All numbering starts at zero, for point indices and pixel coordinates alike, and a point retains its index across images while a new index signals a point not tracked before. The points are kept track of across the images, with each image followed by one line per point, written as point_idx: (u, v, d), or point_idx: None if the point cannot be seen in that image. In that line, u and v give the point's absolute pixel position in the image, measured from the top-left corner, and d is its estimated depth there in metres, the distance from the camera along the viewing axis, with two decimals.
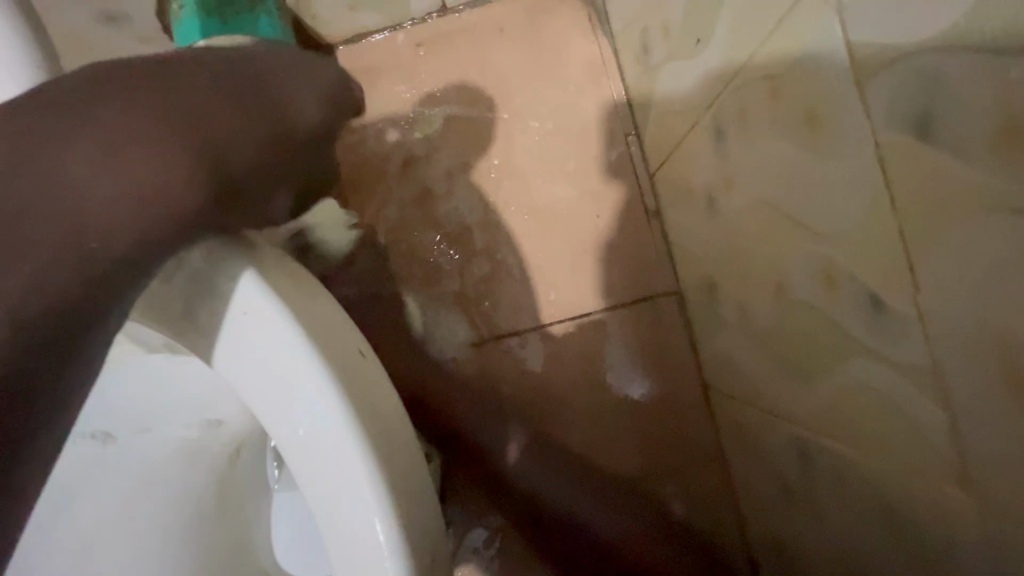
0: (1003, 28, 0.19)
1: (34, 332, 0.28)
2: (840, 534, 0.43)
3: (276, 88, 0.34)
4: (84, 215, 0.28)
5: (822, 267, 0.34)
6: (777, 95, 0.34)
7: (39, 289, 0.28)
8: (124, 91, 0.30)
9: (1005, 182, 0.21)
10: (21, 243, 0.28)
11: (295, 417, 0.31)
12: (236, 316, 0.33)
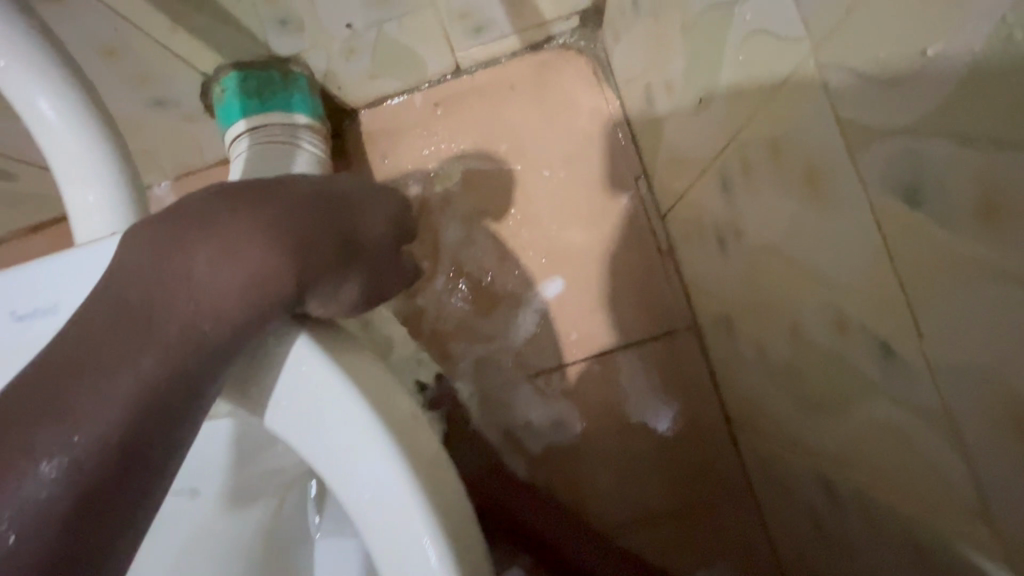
0: (974, 122, 0.22)
1: (160, 404, 0.31)
2: (874, 568, 0.43)
3: (358, 205, 0.36)
4: (201, 302, 0.32)
5: (831, 311, 0.36)
6: (779, 156, 0.37)
7: (169, 366, 0.31)
8: (239, 200, 0.34)
9: (989, 249, 0.23)
10: (149, 324, 0.31)
11: (355, 475, 0.33)
12: (298, 381, 0.35)
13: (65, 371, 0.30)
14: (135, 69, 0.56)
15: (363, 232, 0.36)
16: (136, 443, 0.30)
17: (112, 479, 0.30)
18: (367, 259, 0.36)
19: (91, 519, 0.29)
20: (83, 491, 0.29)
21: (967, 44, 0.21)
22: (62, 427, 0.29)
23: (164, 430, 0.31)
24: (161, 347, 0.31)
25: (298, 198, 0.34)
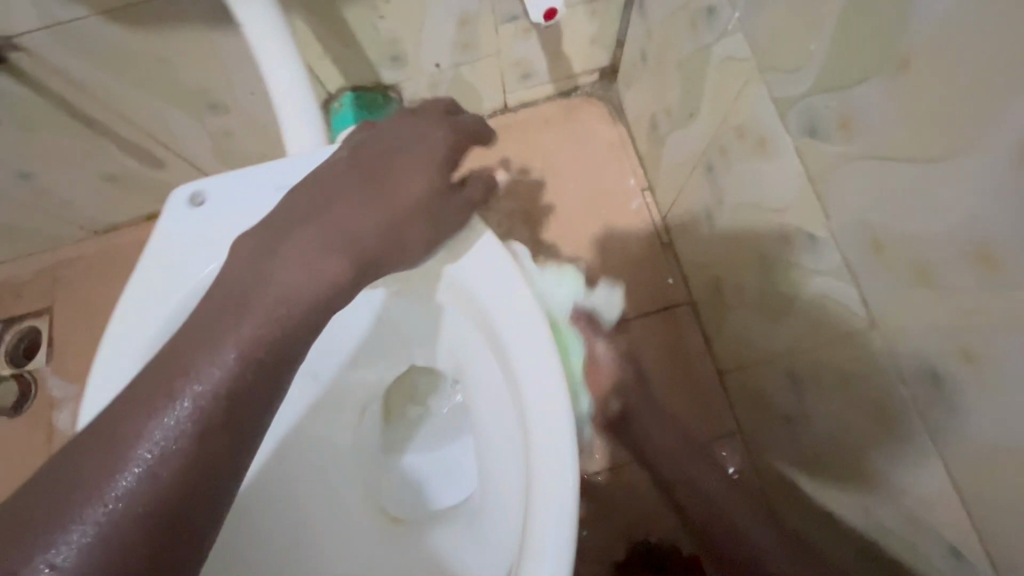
0: (829, 78, 0.42)
1: (259, 361, 0.40)
2: (828, 434, 0.57)
3: (395, 173, 0.48)
4: (289, 282, 0.43)
5: (782, 229, 0.55)
6: (743, 135, 0.58)
7: (264, 331, 0.41)
8: (312, 201, 0.46)
9: (846, 147, 0.42)
10: (253, 304, 0.41)
11: (517, 325, 0.51)
12: (485, 263, 0.54)
13: (134, 406, 0.37)
14: None
15: (405, 189, 0.48)
16: (241, 390, 0.39)
17: (223, 419, 0.38)
18: (419, 209, 0.48)
19: (213, 449, 0.38)
20: (180, 478, 0.36)
21: (820, 39, 0.41)
22: (146, 442, 0.36)
23: (237, 416, 0.39)
24: (260, 315, 0.41)
25: (354, 188, 0.47)
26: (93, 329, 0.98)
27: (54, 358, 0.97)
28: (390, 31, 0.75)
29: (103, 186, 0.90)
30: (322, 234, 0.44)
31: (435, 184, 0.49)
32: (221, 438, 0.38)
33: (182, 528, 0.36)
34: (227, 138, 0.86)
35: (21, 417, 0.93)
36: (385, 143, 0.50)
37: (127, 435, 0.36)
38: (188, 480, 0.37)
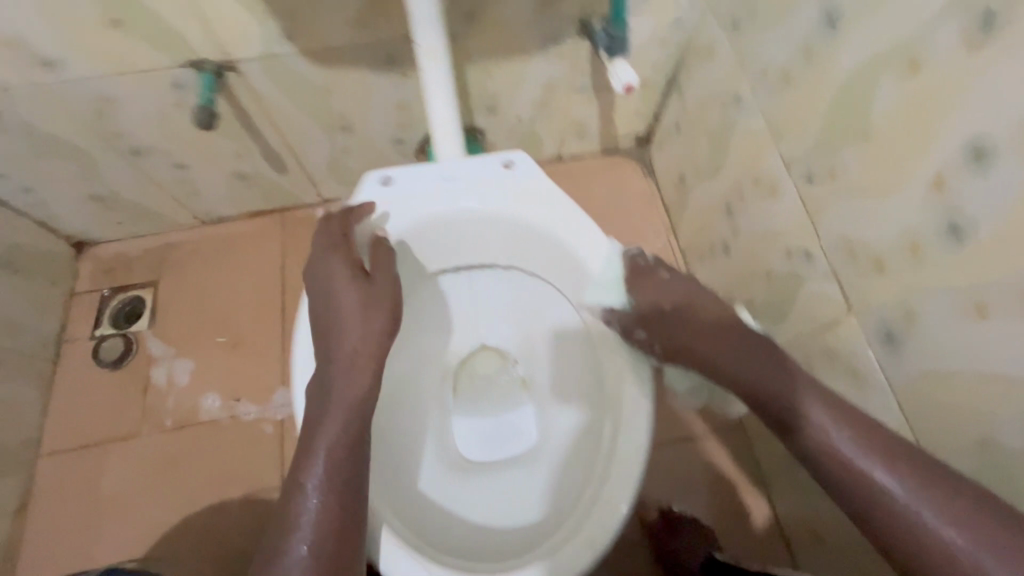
0: (821, 143, 0.65)
1: (346, 448, 0.56)
2: None
3: (337, 290, 0.62)
4: (347, 389, 0.59)
5: (786, 248, 0.76)
6: (759, 183, 0.80)
7: (349, 424, 0.57)
8: (317, 329, 0.62)
9: (831, 186, 0.64)
10: (335, 412, 0.57)
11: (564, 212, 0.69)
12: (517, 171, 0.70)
13: (291, 486, 0.55)
14: (401, 118, 1.01)
15: (355, 300, 0.61)
16: (345, 468, 0.55)
17: (339, 492, 0.54)
18: (368, 311, 0.62)
19: (344, 514, 0.53)
20: (335, 504, 0.53)
21: (817, 118, 0.65)
22: (307, 494, 0.53)
23: (352, 451, 0.56)
24: (337, 419, 0.57)
25: (335, 311, 0.62)
26: (192, 301, 1.14)
27: (155, 323, 1.11)
28: (493, 87, 0.98)
29: (231, 182, 1.09)
30: (348, 321, 0.61)
31: (362, 292, 0.62)
32: (341, 510, 0.53)
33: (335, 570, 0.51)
34: (343, 155, 1.07)
35: (120, 370, 1.07)
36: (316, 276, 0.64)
37: (295, 500, 0.53)
38: (339, 501, 0.54)
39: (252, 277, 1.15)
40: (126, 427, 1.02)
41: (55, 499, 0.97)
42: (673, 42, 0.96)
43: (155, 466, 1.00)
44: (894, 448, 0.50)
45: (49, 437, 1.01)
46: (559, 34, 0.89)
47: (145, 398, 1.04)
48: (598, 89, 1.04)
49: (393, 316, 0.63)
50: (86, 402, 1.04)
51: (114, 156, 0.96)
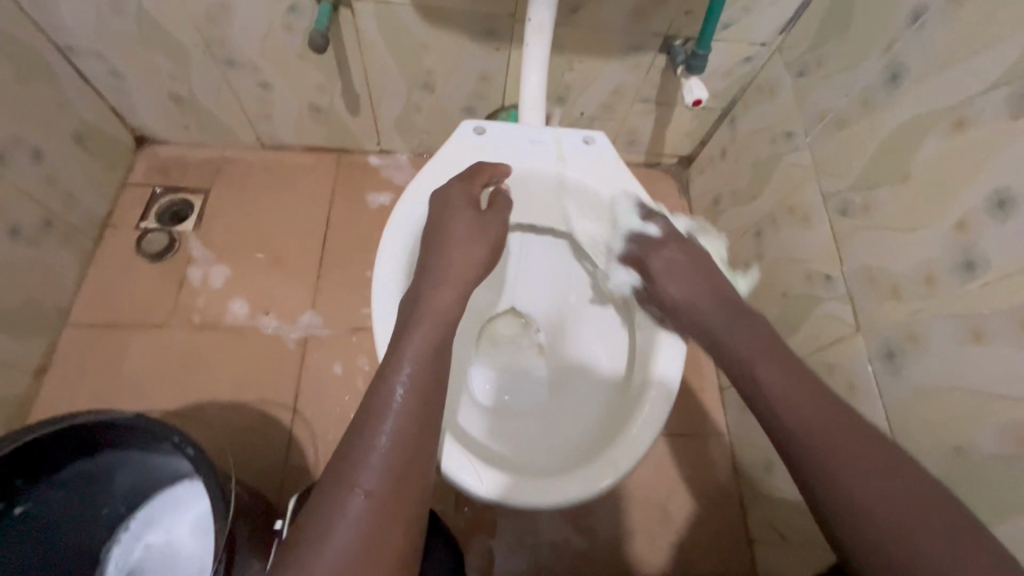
0: (861, 181, 0.74)
1: (428, 369, 0.54)
2: None
3: (447, 229, 0.65)
4: (438, 313, 0.59)
5: (807, 273, 0.85)
6: (793, 211, 0.90)
7: (436, 347, 0.56)
8: (428, 259, 0.64)
9: (862, 221, 0.74)
10: (424, 333, 0.57)
11: (606, 167, 0.76)
12: (559, 135, 0.77)
13: (364, 409, 0.52)
14: (479, 88, 1.08)
15: (469, 230, 0.66)
16: (430, 391, 0.54)
17: (418, 417, 0.52)
18: (473, 234, 0.66)
19: (416, 444, 0.51)
20: (412, 433, 0.51)
21: (859, 161, 0.75)
22: (387, 417, 0.51)
23: (433, 387, 0.54)
24: (424, 339, 0.56)
25: (451, 244, 0.64)
26: (238, 215, 1.17)
27: (199, 228, 1.15)
28: (569, 79, 1.06)
29: (304, 112, 1.15)
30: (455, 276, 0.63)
31: (476, 219, 0.67)
32: (416, 438, 0.51)
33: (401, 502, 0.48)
34: (413, 110, 1.14)
35: (160, 263, 1.10)
36: (438, 215, 0.67)
37: (367, 427, 0.50)
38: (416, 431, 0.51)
39: (303, 206, 1.20)
40: (155, 318, 1.05)
41: (74, 369, 0.99)
42: (738, 76, 1.05)
43: (176, 359, 1.02)
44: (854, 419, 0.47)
45: (78, 311, 1.04)
46: (642, 45, 0.98)
47: (178, 294, 1.08)
48: (659, 104, 1.14)
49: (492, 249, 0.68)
50: (119, 286, 1.07)
51: (209, 60, 1.01)
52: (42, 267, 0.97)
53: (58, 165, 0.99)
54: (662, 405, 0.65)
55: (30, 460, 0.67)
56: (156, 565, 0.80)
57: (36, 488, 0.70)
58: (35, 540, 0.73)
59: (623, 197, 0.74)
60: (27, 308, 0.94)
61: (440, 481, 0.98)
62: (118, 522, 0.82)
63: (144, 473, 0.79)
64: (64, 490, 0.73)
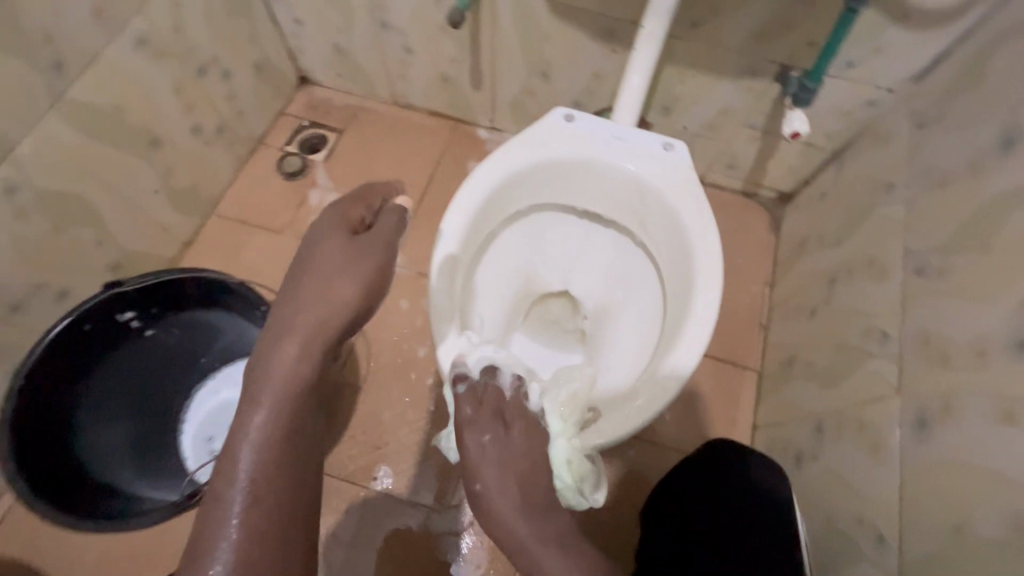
0: (946, 242, 0.71)
1: (274, 426, 0.60)
2: (831, 464, 0.80)
3: (303, 277, 0.67)
4: (279, 370, 0.62)
5: (867, 326, 0.82)
6: (871, 264, 0.86)
7: (279, 401, 0.61)
8: (274, 317, 0.66)
9: (934, 283, 0.71)
10: (262, 396, 0.61)
11: (676, 173, 0.79)
12: (640, 134, 0.81)
13: (214, 494, 0.56)
14: (590, 85, 1.15)
15: (341, 259, 0.67)
16: (279, 444, 0.59)
17: (273, 467, 0.58)
18: (337, 276, 0.66)
19: (274, 493, 0.57)
20: (268, 482, 0.57)
21: (949, 222, 0.72)
22: (234, 489, 0.56)
23: (282, 442, 0.60)
24: (271, 397, 0.61)
25: (291, 299, 0.66)
26: (359, 156, 1.35)
27: (327, 160, 1.35)
28: (677, 91, 1.10)
29: (434, 79, 1.29)
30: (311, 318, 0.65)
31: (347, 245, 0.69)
32: (276, 492, 0.57)
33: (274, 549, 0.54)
34: (528, 95, 1.24)
35: (291, 182, 1.31)
36: (299, 266, 0.69)
37: (219, 498, 0.55)
38: (264, 493, 0.56)
39: (413, 161, 1.35)
40: (276, 224, 1.26)
41: (209, 248, 1.23)
42: (856, 118, 1.02)
43: (282, 261, 1.22)
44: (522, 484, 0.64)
45: (223, 204, 1.28)
46: (757, 70, 0.99)
47: (298, 210, 1.28)
48: (766, 132, 1.13)
49: (374, 280, 0.68)
50: (257, 193, 1.29)
51: (369, 21, 1.18)
52: (207, 162, 1.20)
53: (238, 86, 1.22)
54: (661, 402, 0.69)
55: (160, 296, 0.90)
56: (220, 415, 0.97)
57: (163, 318, 0.94)
58: (155, 363, 0.96)
59: (685, 205, 0.77)
60: (189, 192, 1.18)
61: None
62: (205, 372, 1.00)
63: (238, 339, 0.99)
64: (180, 331, 0.97)
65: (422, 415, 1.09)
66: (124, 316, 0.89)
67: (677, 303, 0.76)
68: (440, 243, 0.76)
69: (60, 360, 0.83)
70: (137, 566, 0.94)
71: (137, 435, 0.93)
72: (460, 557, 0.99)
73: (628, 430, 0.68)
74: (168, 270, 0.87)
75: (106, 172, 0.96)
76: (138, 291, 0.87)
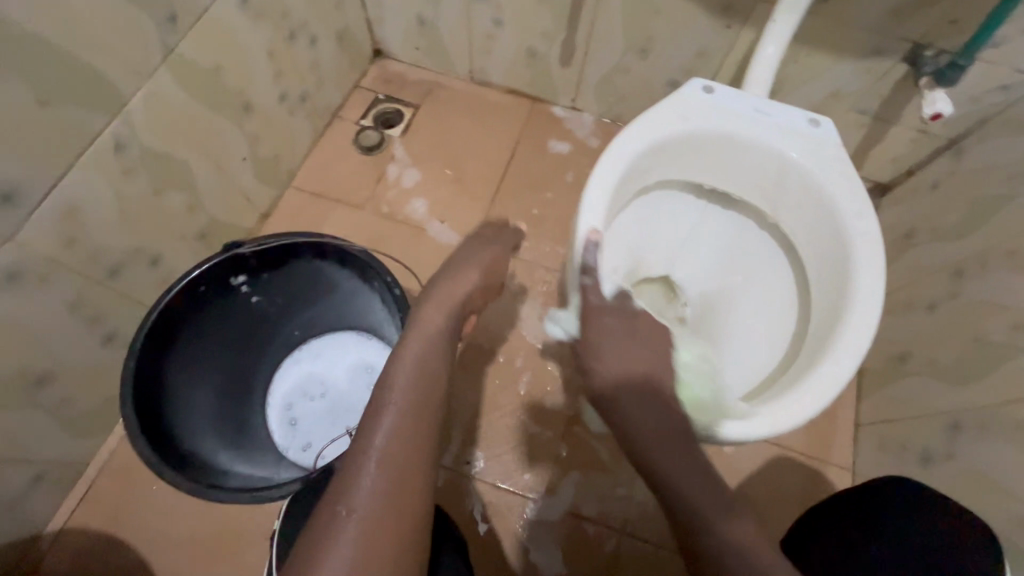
0: None
1: (417, 378, 0.59)
2: (975, 462, 0.77)
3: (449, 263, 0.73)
4: (425, 331, 0.64)
5: (1015, 321, 0.77)
6: (1014, 256, 0.81)
7: (422, 357, 0.61)
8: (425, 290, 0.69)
9: None
10: (407, 351, 0.61)
11: (825, 151, 0.74)
12: (784, 109, 0.76)
13: (350, 458, 0.52)
14: (692, 62, 1.11)
15: (466, 255, 0.73)
16: (419, 394, 0.57)
17: (416, 416, 0.56)
18: (475, 267, 0.71)
19: (411, 440, 0.54)
20: (409, 424, 0.55)
21: None
22: (383, 424, 0.54)
23: (431, 392, 0.58)
24: (414, 351, 0.61)
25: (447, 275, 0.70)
26: (436, 132, 1.31)
27: (404, 135, 1.30)
28: (790, 71, 1.05)
29: (519, 54, 1.24)
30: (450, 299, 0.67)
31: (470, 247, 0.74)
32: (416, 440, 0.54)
33: (409, 490, 0.51)
34: (620, 72, 1.19)
35: (368, 156, 1.27)
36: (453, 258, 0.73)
37: (365, 435, 0.54)
38: (413, 435, 0.54)
39: (492, 139, 1.31)
40: (355, 199, 1.22)
41: (288, 221, 1.19)
42: (984, 104, 0.96)
43: (363, 237, 1.19)
44: (707, 474, 0.56)
45: (301, 176, 1.24)
46: (885, 49, 0.94)
47: (376, 184, 1.24)
48: (877, 118, 1.08)
49: (492, 273, 0.73)
50: (334, 167, 1.25)
51: None
52: (288, 132, 1.16)
53: (322, 53, 1.18)
54: (831, 387, 0.63)
55: (275, 261, 0.88)
56: (314, 392, 0.95)
57: (270, 287, 0.92)
58: (248, 331, 0.92)
59: (837, 186, 0.73)
60: (271, 161, 1.14)
61: (553, 411, 1.05)
62: (291, 342, 0.97)
63: (337, 310, 0.97)
64: (280, 301, 0.94)
65: (512, 399, 1.06)
66: (235, 280, 0.88)
67: (829, 287, 0.72)
68: (581, 210, 0.71)
69: (174, 318, 0.82)
70: (226, 538, 0.91)
71: (222, 405, 0.89)
72: (522, 519, 0.98)
73: (799, 419, 0.62)
74: (290, 235, 0.86)
75: (202, 134, 0.92)
76: (256, 254, 0.86)
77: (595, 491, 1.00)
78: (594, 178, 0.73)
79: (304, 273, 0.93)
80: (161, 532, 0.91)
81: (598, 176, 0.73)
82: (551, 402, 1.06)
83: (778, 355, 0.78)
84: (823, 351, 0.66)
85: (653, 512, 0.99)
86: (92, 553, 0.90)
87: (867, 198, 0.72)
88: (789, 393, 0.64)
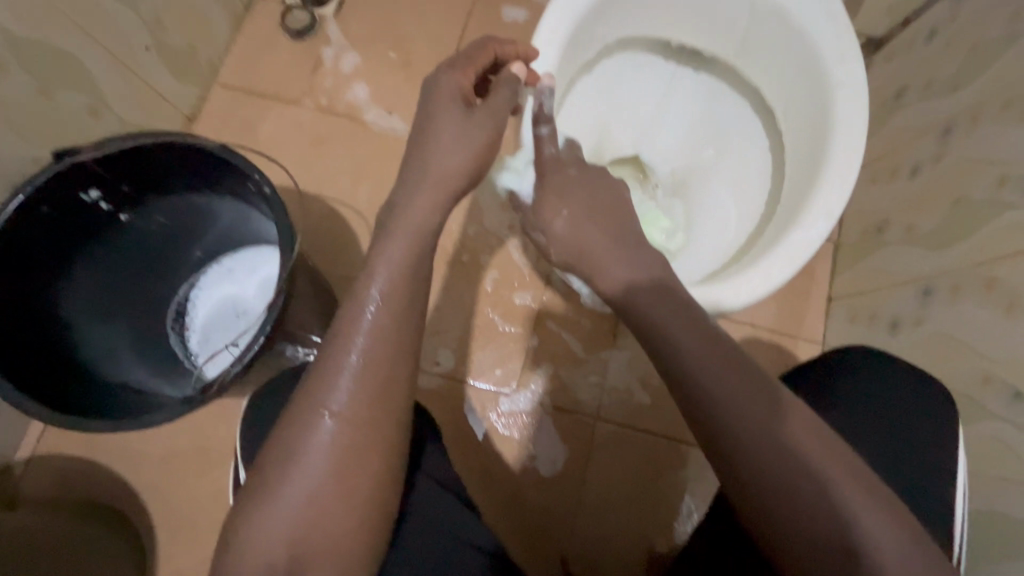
0: None
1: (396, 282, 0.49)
2: (945, 326, 0.76)
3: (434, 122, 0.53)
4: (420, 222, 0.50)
5: (1001, 176, 0.72)
6: (1009, 104, 0.73)
7: (404, 257, 0.50)
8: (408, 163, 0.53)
9: None
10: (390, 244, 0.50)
11: None
12: None
13: (322, 362, 0.48)
14: None
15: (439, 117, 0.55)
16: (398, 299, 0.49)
17: (387, 323, 0.48)
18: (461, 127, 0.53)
19: (384, 351, 0.48)
20: (383, 333, 0.48)
21: None
22: (355, 339, 0.48)
23: (404, 304, 0.49)
24: (400, 246, 0.49)
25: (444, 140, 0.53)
26: (374, 8, 1.14)
27: (338, 13, 1.13)
28: None
29: None
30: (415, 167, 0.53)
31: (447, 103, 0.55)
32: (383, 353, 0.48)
33: (377, 404, 0.47)
34: None
35: (300, 43, 1.11)
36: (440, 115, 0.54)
37: (342, 342, 0.48)
38: (387, 352, 0.48)
39: (439, 12, 1.14)
40: (292, 94, 1.09)
41: (219, 123, 1.07)
42: None
43: (304, 136, 1.07)
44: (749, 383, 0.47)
45: (226, 70, 1.09)
46: None
47: (313, 74, 1.10)
48: None
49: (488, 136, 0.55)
50: (263, 56, 1.10)
51: None
52: (199, 14, 1.00)
53: None
54: (802, 251, 0.59)
55: (134, 171, 0.68)
56: (222, 309, 0.83)
57: (140, 200, 0.73)
58: (131, 253, 0.76)
59: (817, 27, 0.63)
60: (186, 52, 0.99)
61: (524, 307, 1.03)
62: (195, 266, 0.84)
63: (236, 225, 0.81)
64: (164, 220, 0.77)
65: (480, 298, 1.03)
66: (89, 198, 0.68)
67: (803, 146, 0.66)
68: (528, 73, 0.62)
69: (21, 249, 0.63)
70: (204, 449, 0.92)
71: (133, 336, 0.77)
72: (499, 413, 0.99)
73: (762, 290, 0.58)
74: (146, 133, 0.64)
75: (83, 16, 0.78)
76: (102, 160, 0.64)
77: (570, 382, 1.01)
78: (543, 30, 0.64)
79: (180, 185, 0.74)
80: (137, 452, 0.91)
81: (546, 39, 0.63)
82: (521, 298, 1.03)
83: (748, 225, 0.72)
84: (795, 214, 0.61)
85: (626, 396, 1.00)
86: (71, 475, 0.90)
87: (853, 40, 0.63)
88: (755, 262, 0.60)
